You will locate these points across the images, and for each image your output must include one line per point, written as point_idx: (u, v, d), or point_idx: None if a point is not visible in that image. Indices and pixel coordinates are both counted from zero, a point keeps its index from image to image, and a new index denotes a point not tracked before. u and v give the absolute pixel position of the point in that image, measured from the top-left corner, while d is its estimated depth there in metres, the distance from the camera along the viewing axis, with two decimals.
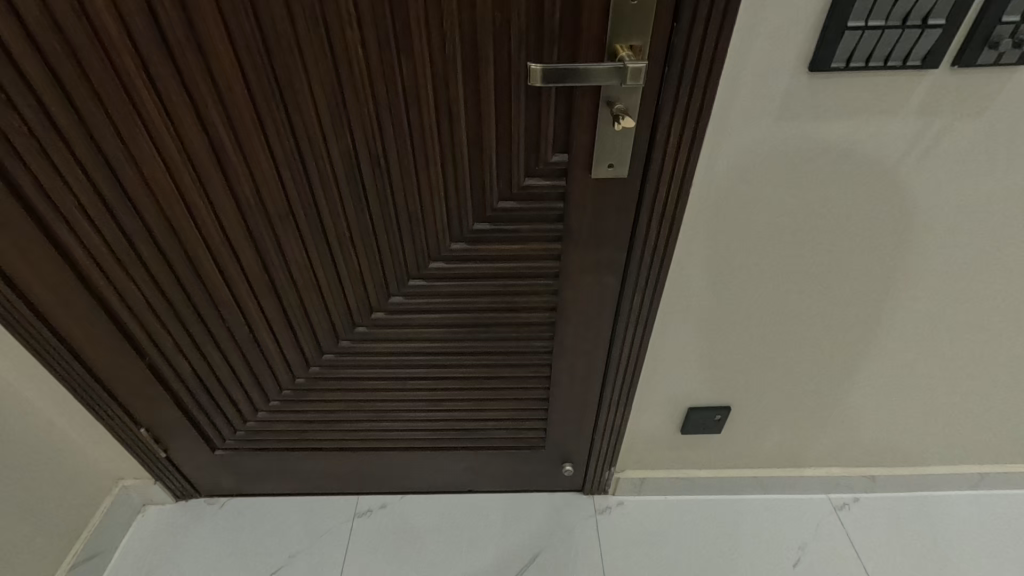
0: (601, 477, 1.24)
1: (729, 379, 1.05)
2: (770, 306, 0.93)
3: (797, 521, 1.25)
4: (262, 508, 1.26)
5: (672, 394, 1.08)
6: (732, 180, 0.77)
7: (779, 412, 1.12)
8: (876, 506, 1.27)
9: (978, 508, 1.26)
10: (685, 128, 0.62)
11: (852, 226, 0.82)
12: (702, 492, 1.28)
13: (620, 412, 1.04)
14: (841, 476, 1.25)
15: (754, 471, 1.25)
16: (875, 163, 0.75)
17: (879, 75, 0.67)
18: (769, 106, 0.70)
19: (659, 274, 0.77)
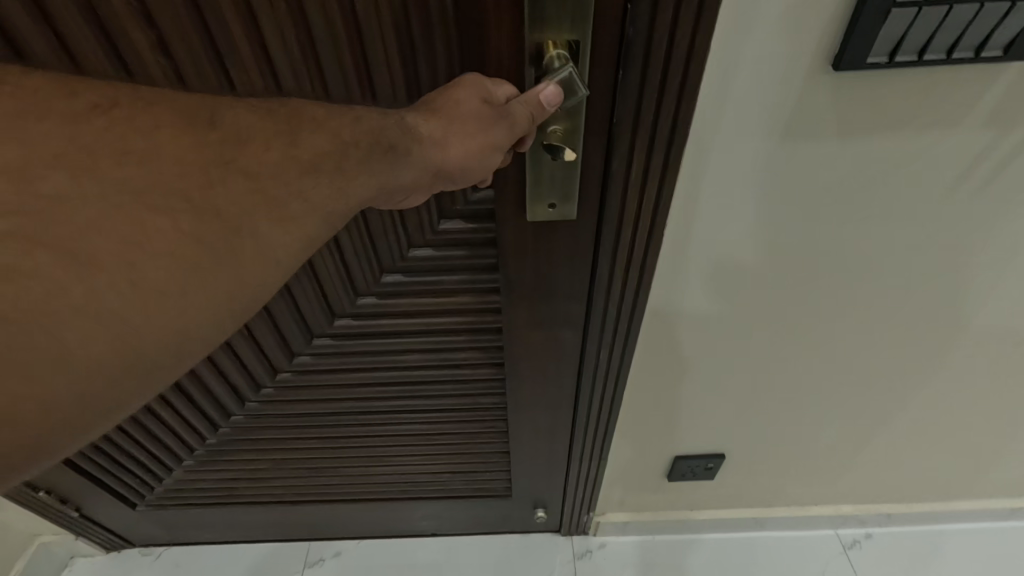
0: (580, 518, 1.11)
1: (725, 421, 0.90)
2: (774, 346, 0.76)
3: (801, 563, 1.13)
4: (204, 556, 1.13)
5: (660, 438, 0.93)
6: (724, 207, 0.59)
7: (782, 451, 0.98)
8: (891, 543, 1.14)
9: (1007, 543, 1.13)
10: (655, 153, 0.45)
11: (879, 258, 0.65)
12: (696, 529, 1.16)
13: (594, 463, 0.88)
14: (851, 512, 1.12)
15: (753, 511, 1.12)
16: (915, 182, 0.57)
17: (936, 70, 0.48)
18: (778, 116, 0.51)
19: (630, 330, 0.60)
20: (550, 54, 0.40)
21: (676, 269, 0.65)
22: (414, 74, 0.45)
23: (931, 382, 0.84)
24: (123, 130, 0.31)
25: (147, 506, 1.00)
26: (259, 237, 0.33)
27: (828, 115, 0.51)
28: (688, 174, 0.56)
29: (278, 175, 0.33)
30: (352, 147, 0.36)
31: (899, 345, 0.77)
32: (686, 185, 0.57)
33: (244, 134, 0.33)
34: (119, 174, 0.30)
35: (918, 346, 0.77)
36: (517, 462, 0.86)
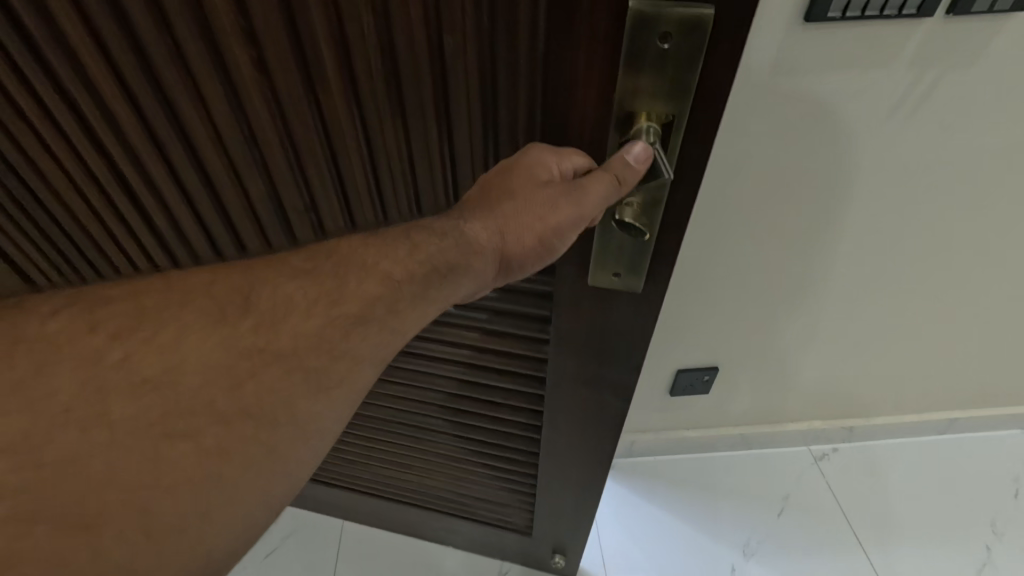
0: None
1: (716, 341, 1.10)
2: (764, 262, 0.94)
3: (779, 473, 1.35)
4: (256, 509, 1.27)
5: (666, 354, 1.12)
6: (730, 132, 0.75)
7: (766, 365, 1.16)
8: (853, 454, 1.36)
9: (948, 448, 1.35)
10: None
11: (846, 179, 0.81)
12: (692, 449, 1.38)
13: None
14: (822, 427, 1.33)
15: (740, 431, 1.34)
16: (868, 114, 0.73)
17: (875, 23, 0.64)
18: (764, 62, 0.68)
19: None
20: (642, 122, 0.38)
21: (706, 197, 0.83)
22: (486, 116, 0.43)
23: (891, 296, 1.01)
24: (155, 344, 0.31)
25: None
26: (303, 409, 0.33)
27: (798, 58, 0.68)
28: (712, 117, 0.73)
29: (316, 345, 0.33)
30: (402, 286, 0.36)
31: (867, 259, 0.94)
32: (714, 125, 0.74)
33: (285, 308, 0.34)
34: (131, 408, 0.29)
35: (879, 262, 0.94)
36: (537, 505, 0.84)
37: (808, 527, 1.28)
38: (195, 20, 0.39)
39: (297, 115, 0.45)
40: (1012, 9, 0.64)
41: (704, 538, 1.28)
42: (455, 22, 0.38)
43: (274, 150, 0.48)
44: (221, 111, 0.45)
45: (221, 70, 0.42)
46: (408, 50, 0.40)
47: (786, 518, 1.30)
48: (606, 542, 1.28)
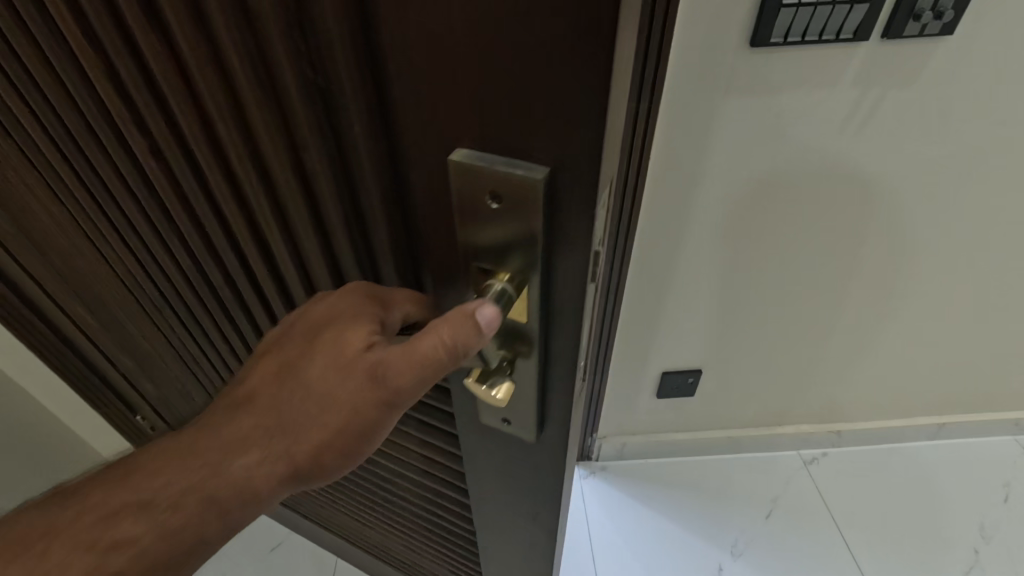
0: (585, 444, 1.38)
1: (697, 347, 1.15)
2: (736, 270, 0.98)
3: (770, 477, 1.39)
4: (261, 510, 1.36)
5: (646, 360, 1.17)
6: (692, 150, 0.80)
7: (748, 368, 1.20)
8: (841, 459, 1.42)
9: (934, 452, 1.42)
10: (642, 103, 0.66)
11: (803, 191, 0.86)
12: (684, 454, 1.42)
13: (596, 383, 1.18)
14: (809, 432, 1.39)
15: (729, 435, 1.38)
16: (818, 129, 0.78)
17: (815, 49, 0.70)
18: (717, 81, 0.72)
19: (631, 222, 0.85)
20: (496, 283, 0.32)
21: (650, 219, 0.89)
22: (362, 227, 0.38)
23: (860, 300, 1.07)
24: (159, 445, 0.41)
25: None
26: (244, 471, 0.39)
27: (749, 78, 0.72)
28: (659, 137, 0.78)
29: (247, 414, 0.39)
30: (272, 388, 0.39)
31: (833, 264, 0.99)
32: (658, 147, 0.79)
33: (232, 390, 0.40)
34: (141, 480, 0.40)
35: (847, 267, 1.00)
36: None
37: (796, 530, 1.30)
38: (86, 84, 0.38)
39: (188, 185, 0.42)
40: (941, 32, 0.70)
41: (697, 538, 1.30)
42: (301, 126, 0.33)
43: (177, 211, 0.46)
44: (127, 166, 0.44)
45: (117, 130, 0.41)
46: (264, 143, 0.36)
47: (774, 520, 1.32)
48: (596, 538, 1.31)
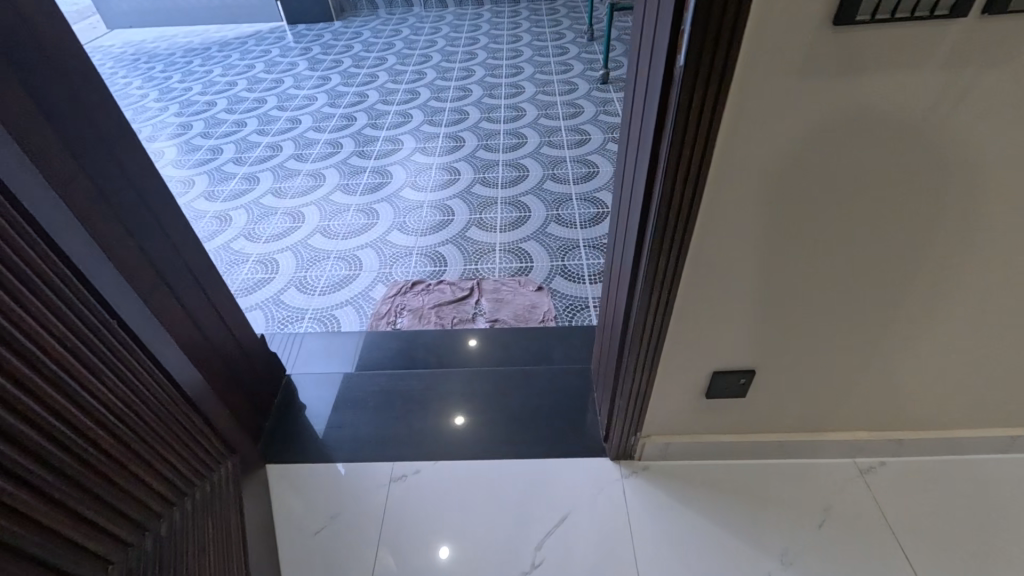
0: (628, 442, 1.36)
1: (752, 346, 1.10)
2: (800, 265, 0.94)
3: (823, 484, 1.34)
4: (316, 488, 1.42)
5: (696, 359, 1.13)
6: (760, 138, 0.76)
7: (805, 369, 1.16)
8: (900, 468, 1.36)
9: (1004, 465, 1.35)
10: (700, 61, 0.67)
11: (878, 181, 0.82)
12: (731, 456, 1.38)
13: (643, 379, 1.17)
14: (866, 440, 1.33)
15: (779, 438, 1.33)
16: (900, 113, 0.74)
17: (905, 28, 0.65)
18: (792, 63, 0.68)
19: (691, 207, 0.84)
20: None
21: (711, 211, 0.85)
22: None
23: (930, 300, 1.02)
24: None
25: (234, 507, 1.24)
26: None
27: (827, 60, 0.68)
28: (724, 127, 0.74)
29: None
30: None
31: (905, 259, 0.94)
32: (723, 137, 0.76)
33: None
34: None
35: (920, 263, 0.95)
36: None
37: (850, 541, 1.24)
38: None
39: None
40: None
41: (746, 544, 1.25)
42: None
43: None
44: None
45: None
46: None
47: (827, 529, 1.26)
48: (638, 539, 1.27)
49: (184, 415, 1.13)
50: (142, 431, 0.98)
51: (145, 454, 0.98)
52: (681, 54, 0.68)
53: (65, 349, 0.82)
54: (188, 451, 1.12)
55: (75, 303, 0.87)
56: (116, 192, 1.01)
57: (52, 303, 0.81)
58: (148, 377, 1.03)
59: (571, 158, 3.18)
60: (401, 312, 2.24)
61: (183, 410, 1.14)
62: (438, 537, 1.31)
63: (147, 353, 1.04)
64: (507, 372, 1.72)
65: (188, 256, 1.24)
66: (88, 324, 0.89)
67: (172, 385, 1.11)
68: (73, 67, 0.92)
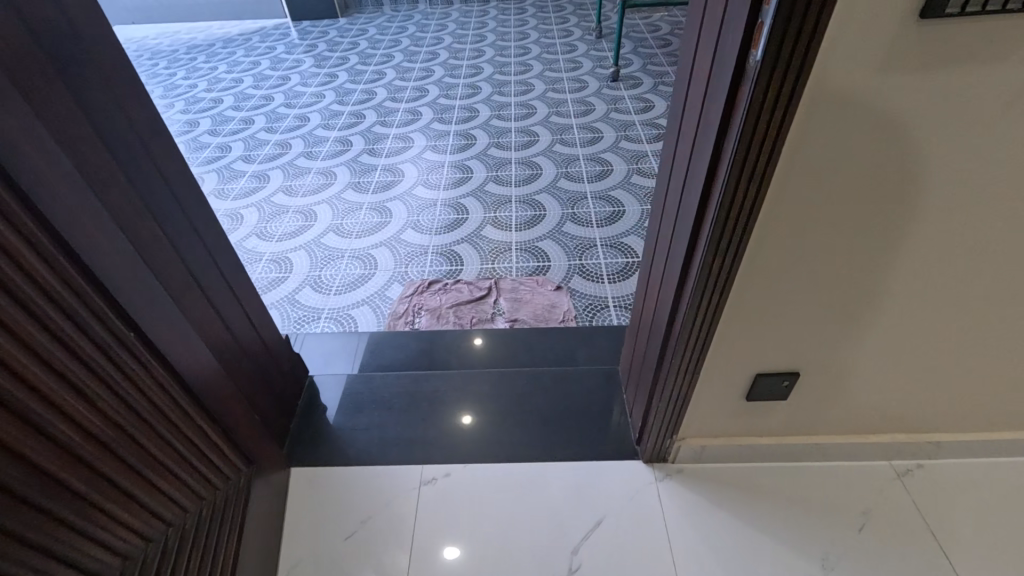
0: (663, 445, 1.34)
1: (798, 347, 1.08)
2: (856, 264, 0.92)
3: (861, 487, 1.32)
4: (345, 491, 1.40)
5: (740, 360, 1.11)
6: (832, 134, 0.74)
7: (850, 371, 1.14)
8: (937, 470, 1.34)
9: None
10: (780, 55, 0.65)
11: (944, 179, 0.80)
12: (767, 459, 1.36)
13: (686, 382, 1.14)
14: (905, 442, 1.31)
15: (817, 441, 1.31)
16: (976, 109, 0.72)
17: (992, 21, 0.64)
18: (874, 56, 0.66)
19: (754, 205, 0.81)
20: None
21: (774, 210, 0.83)
22: None
23: (983, 300, 1.01)
24: None
25: (239, 526, 1.17)
26: None
27: (908, 54, 0.66)
28: (796, 124, 0.72)
29: None
30: None
31: (963, 258, 0.93)
32: (793, 134, 0.73)
33: None
34: None
35: (977, 261, 0.93)
36: None
37: (891, 545, 1.22)
38: None
39: None
40: None
41: (786, 548, 1.23)
42: None
43: None
44: None
45: None
46: None
47: (868, 533, 1.25)
48: (675, 544, 1.25)
49: (197, 431, 1.06)
50: (145, 450, 0.91)
51: (146, 476, 0.91)
52: (758, 49, 0.66)
53: (57, 376, 0.74)
54: (195, 469, 1.06)
55: (80, 318, 0.79)
56: (150, 189, 0.98)
57: (49, 323, 0.74)
58: (159, 394, 0.95)
59: (583, 156, 3.16)
60: (419, 312, 2.21)
61: (197, 424, 1.07)
62: (455, 538, 1.29)
63: (163, 365, 0.97)
64: (534, 374, 1.67)
65: (216, 254, 1.20)
66: (96, 341, 0.81)
67: (189, 397, 1.04)
68: (108, 58, 0.89)
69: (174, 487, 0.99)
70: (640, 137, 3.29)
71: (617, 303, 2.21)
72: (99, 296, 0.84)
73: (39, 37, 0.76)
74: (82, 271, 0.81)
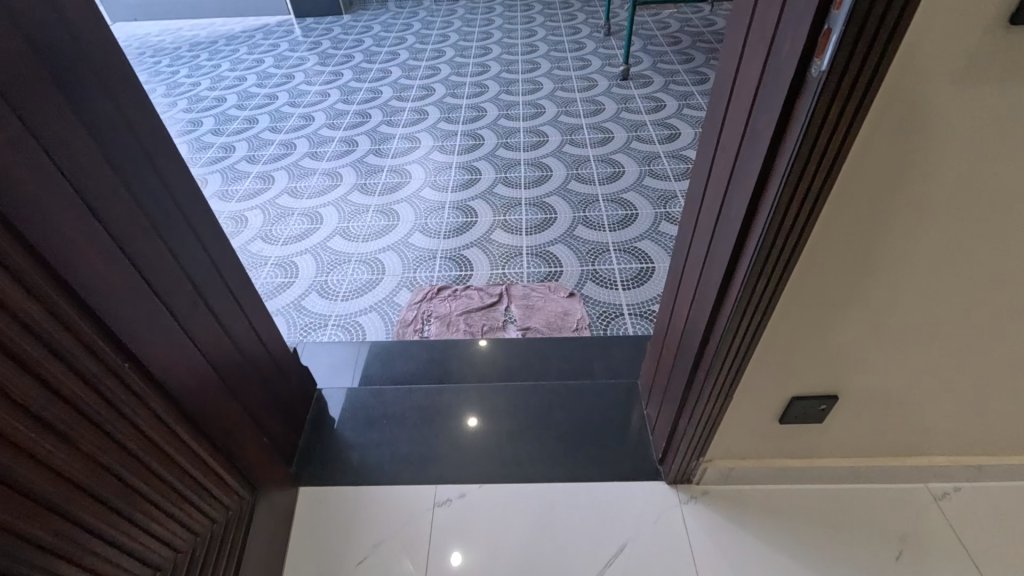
0: (689, 467, 1.28)
1: (839, 370, 1.03)
2: (909, 285, 0.87)
3: (897, 512, 1.26)
4: (356, 512, 1.35)
5: (777, 383, 1.05)
6: (896, 149, 0.68)
7: (891, 393, 1.08)
8: (976, 493, 1.28)
9: None
10: (849, 65, 0.59)
11: (1012, 197, 0.74)
12: (797, 481, 1.30)
13: (718, 403, 1.09)
14: (943, 465, 1.25)
15: (851, 463, 1.26)
16: None
17: None
18: (950, 66, 0.60)
19: (807, 222, 0.75)
20: None
21: (826, 230, 0.77)
22: None
23: None
24: None
25: (234, 560, 1.08)
26: None
27: (988, 64, 0.60)
28: (858, 139, 0.66)
29: None
30: None
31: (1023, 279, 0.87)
32: (855, 149, 0.67)
33: None
34: None
35: None
36: None
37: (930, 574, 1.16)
38: None
39: None
40: None
41: None
42: None
43: None
44: None
45: None
46: None
47: (906, 561, 1.19)
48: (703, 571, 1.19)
49: (195, 462, 0.97)
50: (139, 492, 0.83)
51: (139, 520, 0.83)
52: (823, 59, 0.60)
53: (27, 417, 0.65)
54: (194, 504, 0.98)
55: (63, 350, 0.70)
56: (155, 202, 0.92)
57: (27, 360, 0.65)
58: (153, 426, 0.86)
59: (594, 157, 3.09)
60: (429, 319, 2.16)
61: (198, 454, 0.99)
62: (472, 564, 1.24)
63: (157, 394, 0.88)
64: (551, 388, 1.61)
65: (223, 267, 1.15)
66: (80, 373, 0.73)
67: (190, 426, 0.96)
68: (111, 64, 0.83)
69: (167, 526, 0.90)
70: (652, 138, 3.22)
71: (632, 310, 2.15)
72: (85, 320, 0.75)
73: (36, 46, 0.70)
74: (60, 291, 0.72)
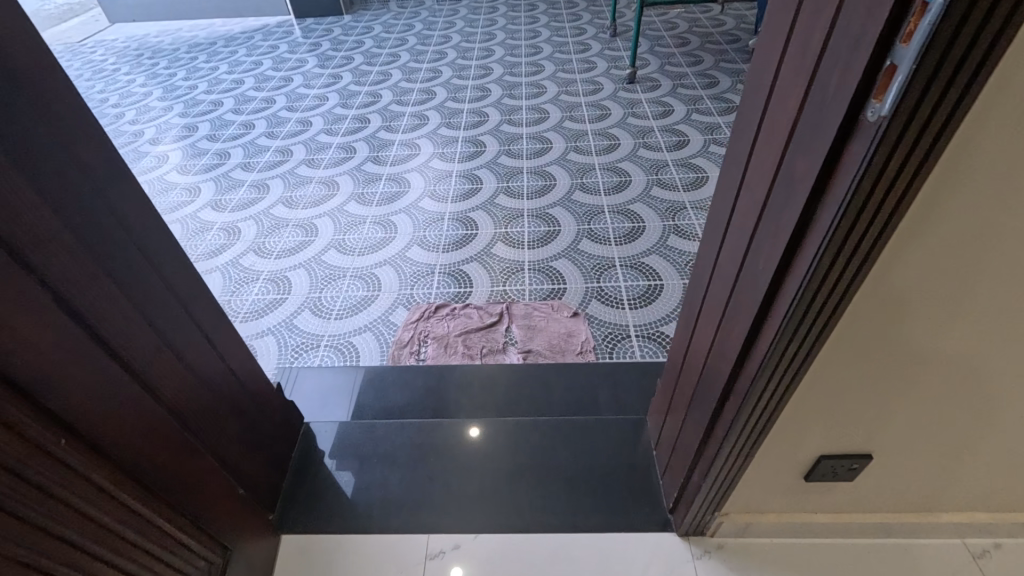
0: (702, 521, 1.17)
1: (876, 431, 0.92)
2: (968, 354, 0.75)
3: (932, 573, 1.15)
4: (342, 565, 1.25)
5: (804, 442, 0.95)
6: (965, 208, 0.57)
7: (934, 454, 0.97)
8: (1019, 552, 1.16)
9: None
10: (914, 110, 0.48)
11: None
12: (821, 536, 1.19)
13: (738, 462, 0.98)
14: (984, 522, 1.14)
15: (882, 519, 1.14)
16: None
17: None
18: None
19: (851, 284, 0.64)
20: None
21: (873, 293, 0.66)
22: None
23: None
24: None
25: None
26: None
27: None
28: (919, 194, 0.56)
29: None
30: None
31: None
32: (914, 205, 0.57)
33: None
34: None
35: None
36: None
37: None
38: None
39: None
40: None
41: None
42: None
43: None
44: None
45: None
46: None
47: None
48: None
49: (151, 531, 0.87)
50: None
51: None
52: (881, 102, 0.49)
53: None
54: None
55: None
56: (110, 246, 0.83)
57: None
58: (95, 502, 0.76)
59: (600, 165, 2.97)
60: (425, 340, 2.06)
61: (157, 522, 0.89)
62: None
63: (99, 464, 0.78)
64: (553, 424, 1.50)
65: (194, 308, 1.05)
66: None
67: (145, 493, 0.87)
68: (56, 96, 0.73)
69: None
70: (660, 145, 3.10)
71: (639, 332, 2.03)
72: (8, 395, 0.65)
73: None
74: None
